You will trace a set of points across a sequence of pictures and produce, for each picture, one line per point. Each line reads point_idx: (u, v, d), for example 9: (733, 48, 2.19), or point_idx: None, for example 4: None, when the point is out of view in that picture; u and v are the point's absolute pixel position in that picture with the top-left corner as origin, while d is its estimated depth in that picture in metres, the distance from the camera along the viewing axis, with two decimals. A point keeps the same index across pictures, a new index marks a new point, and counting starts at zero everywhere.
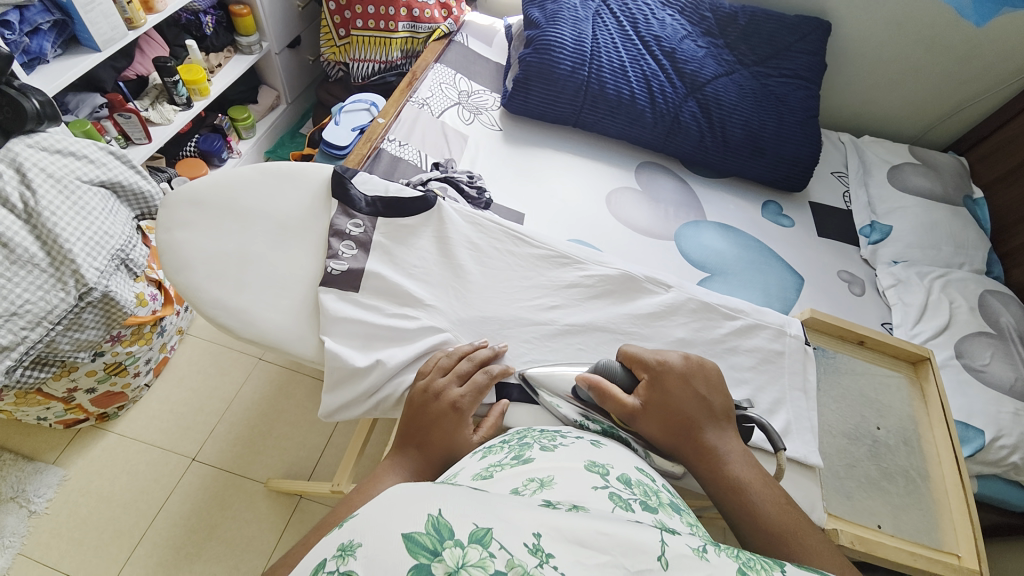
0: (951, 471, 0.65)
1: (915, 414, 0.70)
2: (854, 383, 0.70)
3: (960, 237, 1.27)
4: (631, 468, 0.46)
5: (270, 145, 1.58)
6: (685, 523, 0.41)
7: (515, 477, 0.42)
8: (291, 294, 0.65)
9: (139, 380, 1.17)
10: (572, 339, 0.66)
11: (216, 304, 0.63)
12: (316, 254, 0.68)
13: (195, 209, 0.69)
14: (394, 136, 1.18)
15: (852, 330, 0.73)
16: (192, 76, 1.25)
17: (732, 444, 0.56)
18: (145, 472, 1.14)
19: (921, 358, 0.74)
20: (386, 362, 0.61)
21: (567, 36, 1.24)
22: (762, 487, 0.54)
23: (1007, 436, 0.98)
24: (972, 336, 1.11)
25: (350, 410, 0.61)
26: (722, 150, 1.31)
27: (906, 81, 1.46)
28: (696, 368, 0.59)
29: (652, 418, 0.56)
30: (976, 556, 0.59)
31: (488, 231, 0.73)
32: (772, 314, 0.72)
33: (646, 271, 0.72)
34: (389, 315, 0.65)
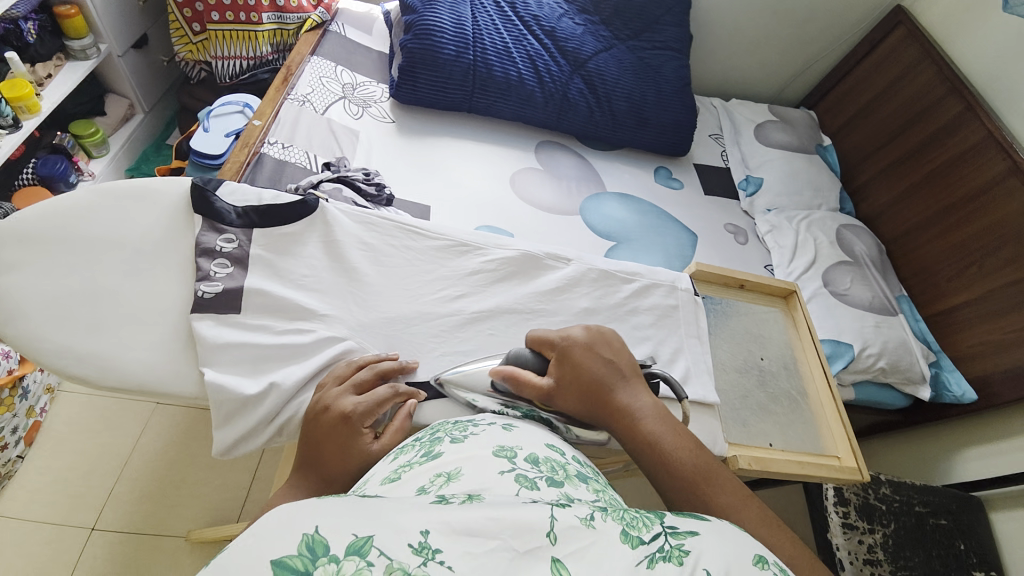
0: (823, 386, 0.75)
1: (791, 341, 0.79)
2: (740, 323, 0.78)
3: (816, 182, 1.46)
4: (540, 447, 0.48)
5: (131, 162, 1.39)
6: (591, 490, 0.43)
7: (422, 475, 0.42)
8: (159, 329, 0.59)
9: (8, 452, 0.97)
10: (483, 325, 0.67)
11: (65, 354, 0.56)
12: (186, 281, 0.61)
13: (25, 246, 0.59)
14: (274, 138, 1.08)
15: (733, 276, 0.80)
16: (14, 91, 1.01)
17: (643, 400, 0.58)
18: (29, 556, 0.95)
19: (790, 291, 0.82)
20: (281, 384, 0.57)
21: (446, 20, 1.21)
22: (674, 437, 0.55)
23: (872, 346, 1.14)
24: (834, 266, 1.28)
25: (250, 441, 0.57)
26: (610, 123, 1.38)
27: (758, 47, 1.62)
28: (597, 336, 0.62)
29: (567, 393, 0.57)
30: (852, 455, 0.69)
31: (380, 229, 0.70)
32: (664, 272, 0.77)
33: (546, 248, 0.74)
34: (282, 332, 0.61)
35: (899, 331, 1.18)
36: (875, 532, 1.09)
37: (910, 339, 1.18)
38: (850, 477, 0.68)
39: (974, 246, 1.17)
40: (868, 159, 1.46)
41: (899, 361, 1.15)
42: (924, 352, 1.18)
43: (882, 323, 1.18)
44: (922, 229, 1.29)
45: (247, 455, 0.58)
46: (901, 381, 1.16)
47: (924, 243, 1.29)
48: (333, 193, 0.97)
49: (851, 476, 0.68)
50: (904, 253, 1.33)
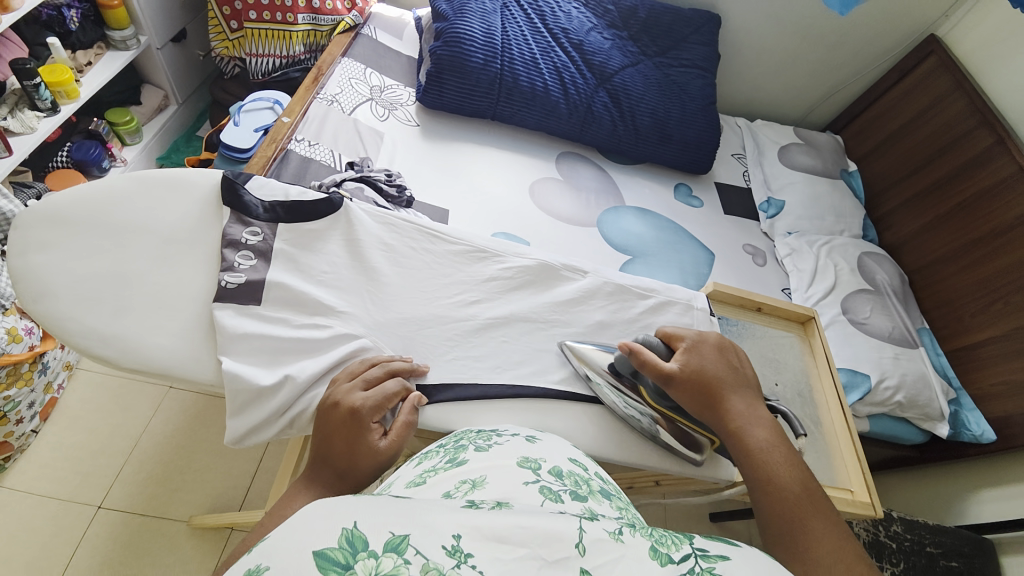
0: (839, 416, 0.73)
1: (806, 368, 0.77)
2: (756, 346, 0.76)
3: (839, 208, 1.44)
4: (564, 460, 0.49)
5: (161, 151, 1.43)
6: (615, 507, 0.44)
7: (449, 480, 0.44)
8: (182, 314, 0.60)
9: (23, 426, 0.98)
10: (495, 332, 0.67)
11: (91, 334, 0.57)
12: (210, 269, 0.62)
13: (58, 228, 0.61)
14: (301, 136, 1.11)
15: (750, 298, 0.79)
16: (55, 76, 1.05)
17: (760, 413, 0.58)
18: (38, 529, 0.97)
19: (808, 317, 0.81)
20: (296, 377, 0.58)
21: (476, 29, 1.23)
22: (785, 454, 0.54)
23: (890, 378, 1.11)
24: (854, 294, 1.26)
25: (261, 432, 0.58)
26: (633, 138, 1.38)
27: (786, 69, 1.62)
28: (729, 346, 0.63)
29: (686, 383, 0.58)
30: (865, 489, 0.68)
31: (400, 229, 0.71)
32: (681, 290, 0.75)
33: (563, 260, 0.74)
34: (298, 326, 0.61)
35: (920, 365, 1.15)
36: (883, 570, 1.08)
37: (931, 373, 1.15)
38: (863, 511, 0.66)
39: (999, 283, 1.14)
40: (894, 188, 1.44)
41: (918, 396, 1.12)
42: (944, 389, 1.15)
43: (902, 356, 1.15)
44: (947, 261, 1.26)
45: (258, 445, 0.59)
46: (918, 417, 1.13)
47: (948, 275, 1.26)
48: (356, 192, 0.99)
49: (863, 510, 0.67)
50: (927, 285, 1.30)
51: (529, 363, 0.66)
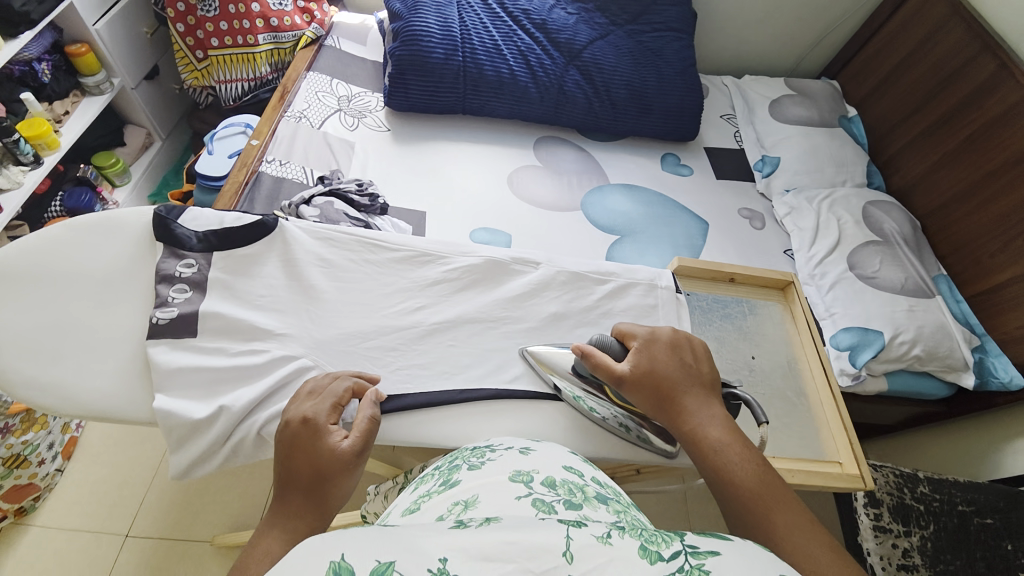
0: (823, 384, 0.68)
1: (787, 337, 0.73)
2: (727, 321, 0.72)
3: (839, 156, 1.36)
4: (558, 468, 0.46)
5: (152, 188, 1.47)
6: (612, 511, 0.41)
7: (439, 504, 0.42)
8: (118, 352, 0.57)
9: (47, 467, 1.01)
10: (443, 336, 0.63)
11: (33, 385, 0.54)
12: (144, 304, 0.59)
13: (1, 283, 0.58)
14: (272, 156, 1.11)
15: (721, 269, 0.75)
16: (33, 130, 1.08)
17: (717, 409, 0.54)
18: (73, 562, 1.01)
19: (787, 282, 0.76)
20: (231, 407, 0.53)
21: (433, 24, 1.20)
22: (743, 450, 0.50)
23: (905, 332, 1.05)
24: (861, 247, 1.18)
25: (205, 465, 0.54)
26: (611, 112, 1.33)
27: (767, 18, 1.53)
28: (682, 340, 0.58)
29: (638, 386, 0.55)
30: (854, 461, 0.63)
31: (341, 245, 0.66)
32: (643, 268, 0.72)
33: (512, 253, 0.70)
34: (236, 354, 0.56)
35: (937, 315, 1.08)
36: (912, 535, 1.03)
37: (950, 322, 1.08)
38: (851, 484, 0.61)
39: (1016, 218, 1.06)
40: (898, 128, 1.35)
41: (937, 347, 1.05)
42: (966, 336, 1.07)
43: (917, 307, 1.08)
44: (959, 201, 1.18)
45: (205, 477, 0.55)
46: (941, 369, 1.07)
47: (963, 216, 1.17)
48: (326, 206, 0.98)
49: (853, 484, 0.61)
50: (943, 227, 1.21)
51: (476, 367, 0.61)
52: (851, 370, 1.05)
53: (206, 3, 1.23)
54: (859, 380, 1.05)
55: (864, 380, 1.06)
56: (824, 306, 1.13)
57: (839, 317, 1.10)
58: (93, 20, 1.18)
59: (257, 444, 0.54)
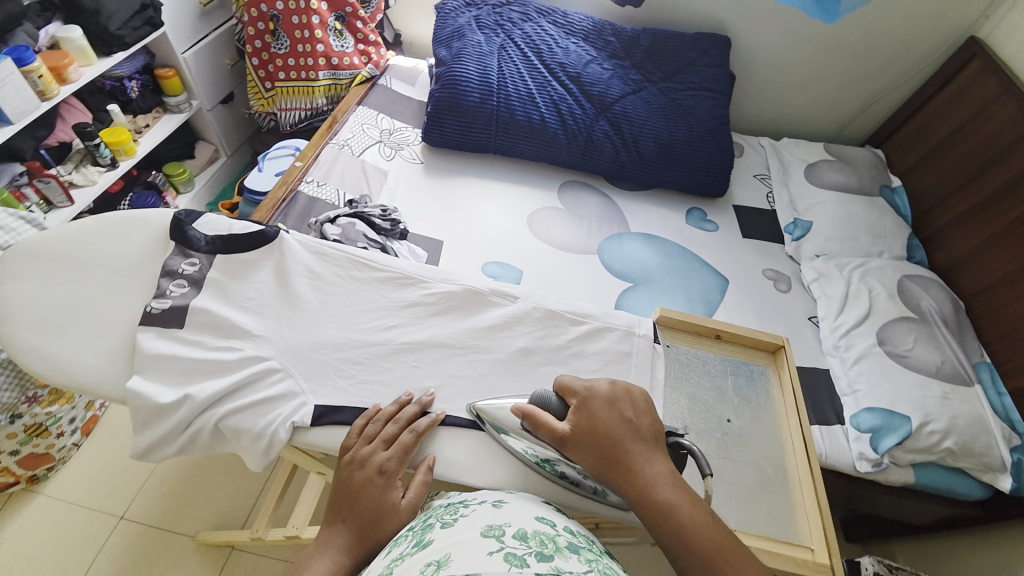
0: (803, 459, 0.63)
1: (771, 403, 0.68)
2: (706, 378, 0.69)
3: (878, 227, 1.29)
4: (531, 520, 0.46)
5: (212, 197, 1.62)
6: (583, 561, 0.41)
7: (412, 568, 0.40)
8: (110, 335, 0.56)
9: (64, 440, 1.08)
10: (408, 356, 0.60)
11: (32, 354, 0.55)
12: (142, 295, 0.59)
13: (30, 260, 0.60)
14: (312, 177, 1.20)
15: (705, 324, 0.72)
16: (115, 137, 1.25)
17: (663, 467, 0.51)
18: (69, 535, 1.06)
19: (779, 346, 0.72)
20: (195, 396, 0.52)
21: (472, 71, 1.29)
22: (693, 510, 0.48)
23: (935, 421, 0.95)
24: (893, 323, 1.10)
25: (163, 450, 0.53)
26: (638, 163, 1.35)
27: (809, 84, 1.53)
28: (621, 391, 0.55)
29: (582, 446, 0.51)
30: (828, 549, 0.57)
31: (331, 260, 0.66)
32: (623, 314, 0.69)
33: (491, 284, 0.68)
34: (212, 349, 0.56)
35: (975, 406, 0.98)
36: None
37: (990, 417, 0.97)
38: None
39: None
40: (943, 203, 1.28)
41: (973, 443, 0.94)
42: (1007, 435, 0.97)
43: (952, 395, 0.99)
44: (1007, 285, 1.09)
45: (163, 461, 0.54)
46: (976, 468, 0.96)
47: (1008, 302, 1.08)
48: (348, 227, 1.04)
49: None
50: (988, 311, 1.12)
51: (438, 391, 0.59)
52: (871, 455, 0.96)
53: (279, 42, 1.39)
54: (881, 468, 0.96)
55: (886, 468, 0.96)
56: (846, 382, 1.06)
57: (862, 396, 1.02)
58: (182, 49, 1.36)
59: (215, 436, 0.54)
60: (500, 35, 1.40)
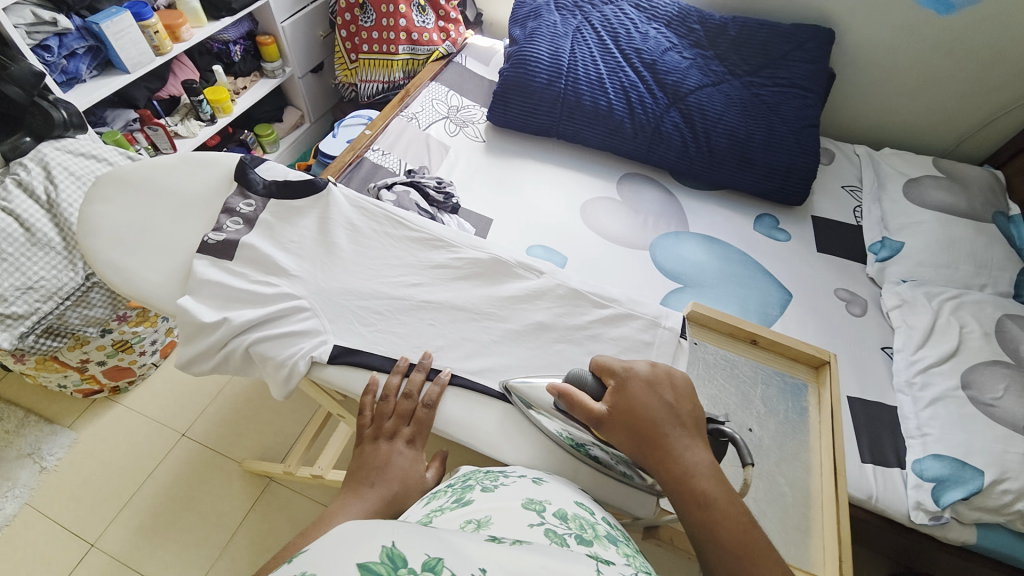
0: (829, 483, 0.58)
1: (802, 420, 0.63)
2: (732, 382, 0.65)
3: (982, 256, 1.12)
4: (569, 503, 0.46)
5: (291, 158, 1.74)
6: (621, 554, 0.39)
7: (453, 522, 0.41)
8: (172, 259, 0.63)
9: (145, 358, 1.23)
10: (424, 313, 0.62)
11: (108, 267, 0.62)
12: (205, 227, 0.65)
13: (117, 186, 0.67)
14: (378, 146, 1.26)
15: (741, 327, 0.67)
16: (216, 96, 1.37)
17: (703, 458, 0.48)
18: (140, 443, 1.22)
19: (822, 361, 0.66)
20: (233, 319, 0.57)
21: (544, 52, 1.28)
22: (728, 504, 0.46)
23: (1012, 481, 0.82)
24: (982, 366, 0.96)
25: (201, 364, 0.59)
26: (707, 160, 1.27)
27: (922, 89, 1.35)
28: (661, 376, 0.53)
29: (616, 426, 0.50)
30: None
31: (370, 215, 0.69)
32: (651, 305, 0.65)
33: (519, 256, 0.68)
34: (254, 282, 0.61)
35: None
36: None
37: None
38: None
39: None
40: None
41: None
42: None
43: None
44: None
45: (202, 374, 0.60)
46: None
47: None
48: (403, 194, 1.09)
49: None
50: None
51: (450, 350, 0.60)
52: (931, 507, 0.86)
53: (366, 16, 1.46)
54: (941, 522, 0.86)
55: (946, 523, 0.86)
56: (914, 424, 0.94)
57: (931, 441, 0.90)
58: (282, 19, 1.47)
59: (246, 359, 0.58)
60: (578, 16, 1.37)
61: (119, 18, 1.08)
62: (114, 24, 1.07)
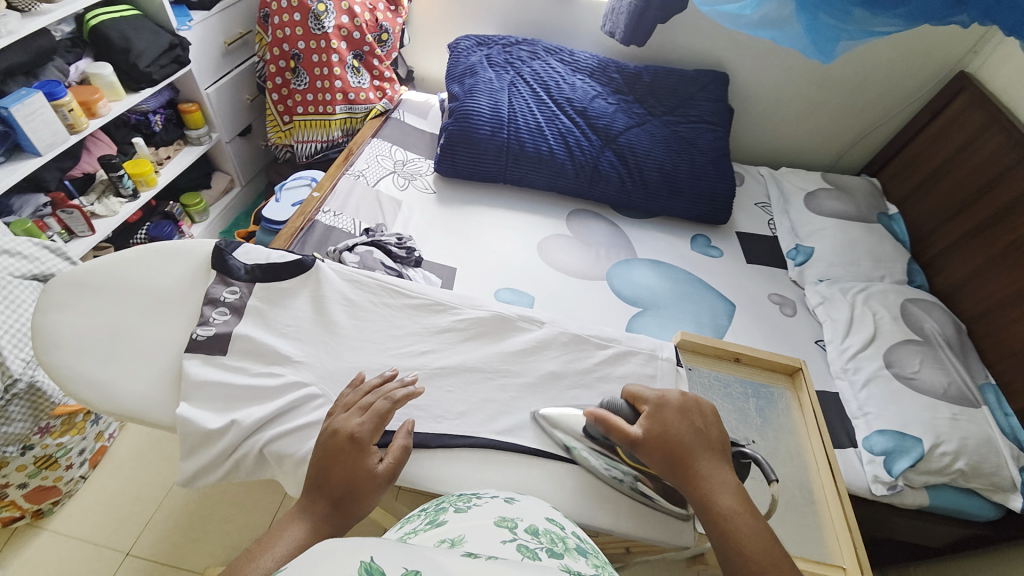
0: (828, 479, 0.65)
1: (793, 425, 0.70)
2: (726, 399, 0.71)
3: (877, 252, 1.33)
4: (541, 519, 0.47)
5: (223, 226, 1.65)
6: (591, 565, 0.42)
7: (428, 541, 0.43)
8: (155, 363, 0.62)
9: (73, 472, 1.07)
10: (441, 381, 0.65)
11: (80, 381, 0.60)
12: (188, 322, 0.65)
13: (77, 290, 0.65)
14: (328, 208, 1.24)
15: (724, 347, 0.74)
16: (138, 169, 1.28)
17: (731, 481, 0.55)
18: (74, 572, 1.04)
19: (796, 368, 0.74)
20: (240, 422, 0.57)
21: (484, 106, 1.35)
22: (751, 519, 0.52)
23: (946, 443, 0.96)
24: (899, 345, 1.12)
25: (208, 475, 0.57)
26: (643, 193, 1.40)
27: (804, 116, 1.60)
28: (691, 404, 0.60)
29: (651, 448, 0.56)
30: (860, 568, 0.58)
31: (365, 287, 0.71)
32: (645, 339, 0.71)
33: (519, 310, 0.71)
34: (255, 375, 0.61)
35: (983, 427, 0.99)
36: None
37: (998, 437, 0.98)
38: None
39: None
40: (939, 230, 1.32)
41: (982, 463, 0.95)
42: (1015, 455, 0.97)
43: (961, 416, 1.00)
44: (1003, 308, 1.11)
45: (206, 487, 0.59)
46: (986, 488, 0.96)
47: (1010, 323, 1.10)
48: (366, 254, 1.07)
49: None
50: (989, 334, 1.14)
51: (470, 415, 0.62)
52: (886, 478, 0.97)
53: (299, 79, 1.45)
54: (896, 490, 0.97)
55: (901, 490, 0.97)
56: (857, 405, 1.07)
57: (873, 418, 1.03)
58: (206, 85, 1.42)
59: (258, 460, 0.58)
60: (510, 71, 1.47)
61: (31, 99, 0.99)
62: (24, 106, 0.98)
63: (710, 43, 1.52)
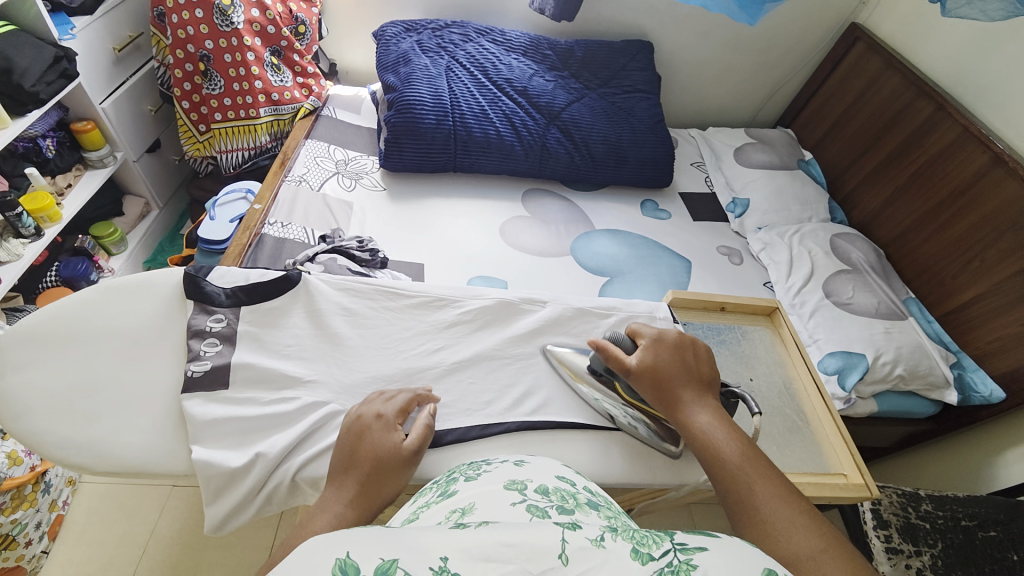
0: (818, 400, 0.82)
1: (780, 358, 0.87)
2: (727, 347, 0.86)
3: (803, 195, 1.46)
4: (551, 478, 0.49)
5: (146, 255, 1.50)
6: (603, 516, 0.44)
7: (437, 513, 0.44)
8: (152, 408, 0.64)
9: (34, 547, 0.99)
10: (462, 374, 0.73)
11: (67, 444, 0.61)
12: (179, 361, 0.67)
13: (35, 347, 0.65)
14: (274, 219, 1.15)
15: (712, 300, 0.90)
16: (36, 203, 1.13)
17: (710, 404, 0.65)
18: None
19: (772, 309, 0.92)
20: (267, 454, 0.62)
21: (424, 93, 1.31)
22: (729, 431, 0.62)
23: (886, 354, 1.11)
24: (834, 276, 1.25)
25: (240, 514, 0.61)
26: (591, 165, 1.43)
27: (724, 77, 1.71)
28: (687, 342, 0.71)
29: (644, 378, 0.67)
30: (858, 471, 0.74)
31: (361, 294, 0.77)
32: (643, 303, 0.84)
33: (522, 294, 0.82)
34: (269, 402, 0.66)
35: (912, 335, 1.15)
36: (922, 555, 1.00)
37: (925, 342, 1.14)
38: (858, 493, 0.72)
39: (972, 241, 1.15)
40: (850, 169, 1.48)
41: (918, 366, 1.11)
42: (942, 355, 1.14)
43: (893, 329, 1.15)
44: (915, 229, 1.28)
45: (238, 528, 0.63)
46: (924, 388, 1.12)
47: (919, 243, 1.27)
48: (328, 263, 1.02)
49: (858, 493, 0.73)
50: (903, 254, 1.31)
51: (497, 402, 0.72)
52: (841, 394, 1.09)
53: (211, 83, 1.32)
54: (851, 403, 1.10)
55: (854, 403, 1.10)
56: (807, 334, 1.19)
57: (823, 343, 1.15)
58: (99, 99, 1.25)
59: (291, 488, 0.63)
60: (444, 56, 1.43)
61: None
62: None
63: (633, 14, 1.57)
